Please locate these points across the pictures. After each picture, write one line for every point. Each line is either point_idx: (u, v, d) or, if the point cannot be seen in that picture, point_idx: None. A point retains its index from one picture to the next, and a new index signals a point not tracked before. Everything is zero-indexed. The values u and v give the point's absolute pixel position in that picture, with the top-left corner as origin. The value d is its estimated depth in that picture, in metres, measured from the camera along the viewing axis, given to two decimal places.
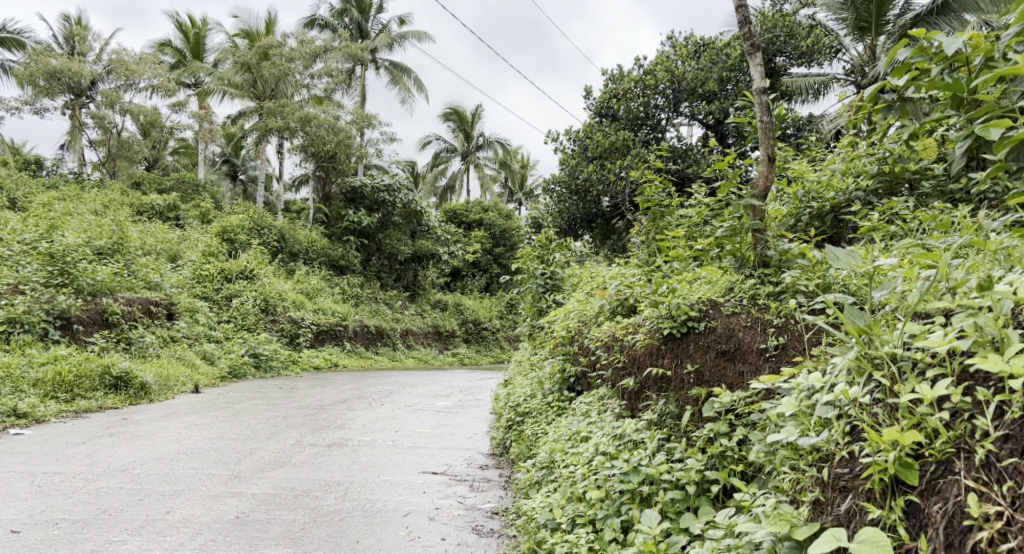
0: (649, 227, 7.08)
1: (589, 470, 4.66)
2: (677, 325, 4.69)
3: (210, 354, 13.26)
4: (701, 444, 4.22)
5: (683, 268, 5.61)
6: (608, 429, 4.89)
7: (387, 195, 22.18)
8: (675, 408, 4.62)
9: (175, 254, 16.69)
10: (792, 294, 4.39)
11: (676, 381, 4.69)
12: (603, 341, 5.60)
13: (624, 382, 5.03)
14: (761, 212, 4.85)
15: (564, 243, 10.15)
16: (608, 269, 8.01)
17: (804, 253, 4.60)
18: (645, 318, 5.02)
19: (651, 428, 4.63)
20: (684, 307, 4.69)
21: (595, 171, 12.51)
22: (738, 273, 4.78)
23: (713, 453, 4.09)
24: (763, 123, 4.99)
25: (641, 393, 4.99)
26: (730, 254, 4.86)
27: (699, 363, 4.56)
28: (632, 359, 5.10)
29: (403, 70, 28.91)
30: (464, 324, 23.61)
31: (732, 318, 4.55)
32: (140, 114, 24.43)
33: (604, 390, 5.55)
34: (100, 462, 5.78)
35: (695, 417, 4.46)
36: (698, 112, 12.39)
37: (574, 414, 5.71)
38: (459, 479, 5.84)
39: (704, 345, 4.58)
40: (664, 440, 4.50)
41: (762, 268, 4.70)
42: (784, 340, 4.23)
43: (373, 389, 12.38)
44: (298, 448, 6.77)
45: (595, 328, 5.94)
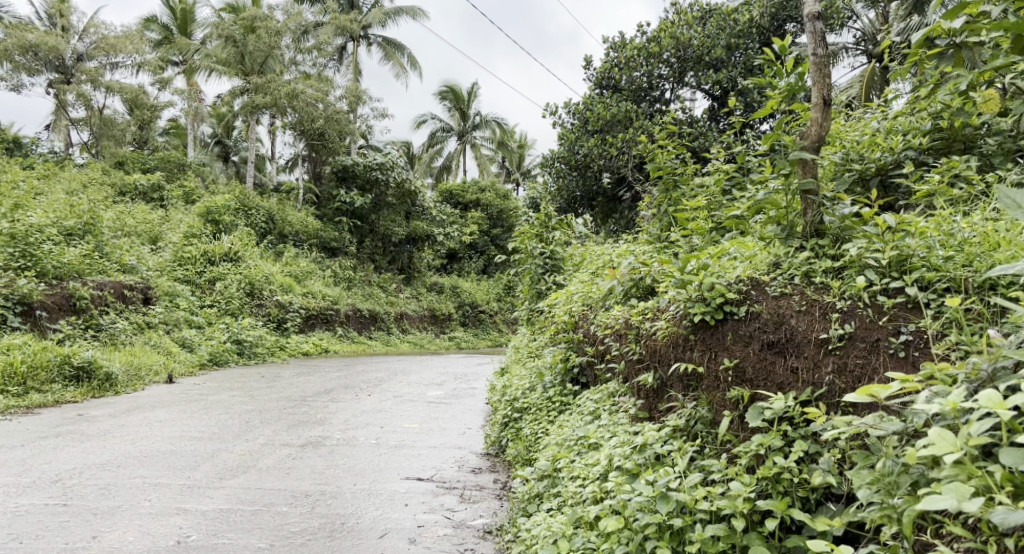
0: (663, 199, 6.30)
1: (600, 491, 3.93)
2: (711, 310, 3.93)
3: (188, 341, 12.52)
4: (747, 462, 3.56)
5: (705, 243, 4.97)
6: (623, 435, 4.14)
7: (380, 174, 21.30)
8: (708, 413, 3.90)
9: (156, 235, 15.89)
10: (857, 271, 3.76)
11: (710, 379, 3.96)
12: (613, 329, 4.84)
13: (642, 377, 4.29)
14: (813, 167, 4.09)
15: (565, 221, 9.33)
16: (615, 246, 7.22)
17: (866, 218, 3.93)
18: (666, 298, 4.28)
19: (677, 436, 3.92)
20: (721, 288, 3.90)
21: (596, 144, 11.68)
22: (786, 245, 4.08)
23: (765, 475, 3.44)
24: (817, 57, 4.21)
25: (663, 390, 4.25)
26: (774, 222, 4.16)
27: (740, 358, 3.86)
28: (651, 352, 4.32)
29: (396, 45, 27.97)
30: (461, 307, 22.90)
31: (779, 300, 3.86)
32: (122, 91, 23.55)
33: (615, 385, 4.81)
34: (30, 473, 5.06)
35: (735, 426, 3.78)
36: (705, 82, 11.49)
37: (576, 414, 4.96)
38: (448, 487, 5.08)
39: (746, 334, 3.88)
40: (697, 454, 3.79)
41: (816, 238, 3.99)
42: (851, 329, 3.63)
43: (362, 377, 11.62)
44: (267, 450, 6.01)
45: (604, 312, 5.21)
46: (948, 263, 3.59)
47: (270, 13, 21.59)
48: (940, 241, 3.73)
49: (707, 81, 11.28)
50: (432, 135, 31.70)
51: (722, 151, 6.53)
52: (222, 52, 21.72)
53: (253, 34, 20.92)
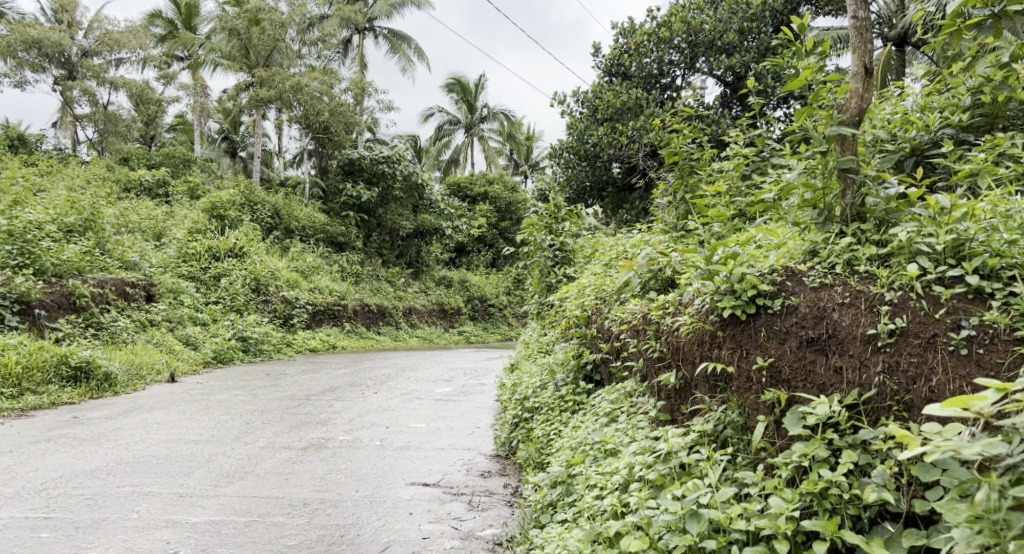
0: (679, 186, 6.01)
1: (620, 504, 3.73)
2: (742, 303, 3.70)
3: (193, 338, 12.28)
4: (788, 475, 3.39)
5: (726, 234, 4.69)
6: (643, 441, 3.96)
7: (387, 167, 20.96)
8: (738, 417, 3.67)
9: (161, 231, 15.67)
10: (907, 258, 3.58)
11: (741, 380, 3.69)
12: (630, 324, 4.59)
13: (663, 377, 4.06)
14: (853, 144, 3.87)
15: (575, 211, 9.01)
16: (629, 236, 6.91)
17: (914, 198, 3.74)
18: (691, 289, 4.04)
19: (705, 443, 3.73)
20: (753, 279, 3.69)
21: (606, 133, 11.37)
22: (824, 231, 3.86)
23: (810, 490, 3.27)
24: (860, 21, 3.97)
25: (687, 391, 4.00)
26: (809, 205, 3.93)
27: (776, 356, 3.61)
28: (674, 350, 4.06)
29: (402, 37, 27.64)
30: (470, 301, 22.63)
31: (819, 292, 3.64)
32: (126, 86, 23.33)
33: (632, 383, 4.57)
34: (14, 482, 4.81)
35: (770, 432, 3.56)
36: (717, 67, 11.10)
37: (589, 416, 4.73)
38: (455, 493, 4.78)
39: (781, 330, 3.64)
40: (728, 463, 3.60)
41: (857, 223, 3.79)
42: (904, 323, 3.42)
43: (370, 373, 11.35)
44: (267, 453, 5.74)
45: (620, 306, 4.95)
46: (1012, 248, 3.42)
47: (274, 5, 21.27)
48: (997, 222, 3.58)
49: (720, 66, 10.89)
50: (439, 128, 31.40)
51: (740, 137, 6.22)
52: (226, 46, 21.43)
53: (257, 26, 20.61)
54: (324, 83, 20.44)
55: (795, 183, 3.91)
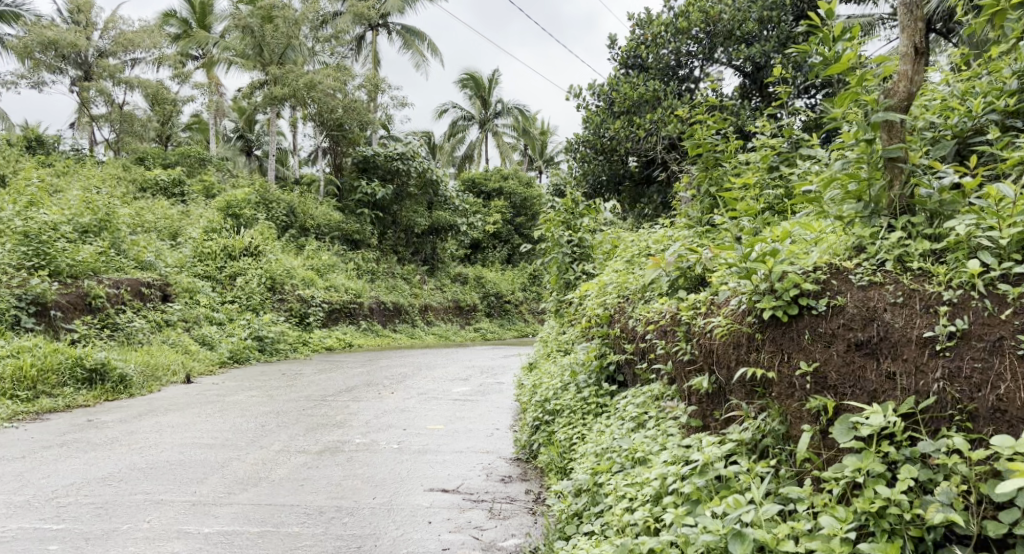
0: (703, 178, 5.83)
1: (653, 519, 3.60)
2: (783, 304, 3.57)
3: (209, 338, 12.18)
4: (841, 492, 3.26)
5: (756, 230, 4.53)
6: (674, 451, 3.85)
7: (401, 163, 20.77)
8: (779, 426, 3.57)
9: (176, 231, 15.61)
10: (967, 254, 3.43)
11: (782, 386, 3.57)
12: (657, 325, 4.46)
13: (696, 382, 3.95)
14: (901, 131, 3.69)
15: (593, 206, 8.81)
16: (650, 232, 6.72)
17: (970, 188, 3.58)
18: (727, 289, 3.91)
19: (744, 453, 3.64)
20: (796, 278, 3.55)
21: (623, 127, 11.14)
22: (872, 224, 3.71)
23: (865, 509, 3.13)
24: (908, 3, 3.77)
25: (722, 397, 3.89)
26: (853, 197, 3.76)
27: (821, 361, 3.48)
28: (707, 353, 3.94)
29: (415, 33, 27.49)
30: (486, 297, 22.47)
31: (867, 291, 3.50)
32: (140, 85, 23.31)
33: (659, 386, 4.47)
34: (25, 490, 4.69)
35: (816, 442, 3.44)
36: (736, 57, 10.82)
37: (615, 421, 4.58)
38: (475, 500, 4.62)
39: (826, 332, 3.51)
40: (771, 476, 3.50)
41: (907, 216, 3.64)
42: (966, 325, 3.27)
43: (386, 373, 11.21)
44: (282, 458, 5.60)
45: (645, 305, 4.81)
46: None
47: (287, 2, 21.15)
48: None
49: (738, 56, 10.59)
50: (454, 124, 31.23)
51: (767, 127, 6.00)
52: (240, 44, 21.34)
53: (270, 24, 20.49)
54: (337, 80, 20.30)
55: (838, 173, 3.75)
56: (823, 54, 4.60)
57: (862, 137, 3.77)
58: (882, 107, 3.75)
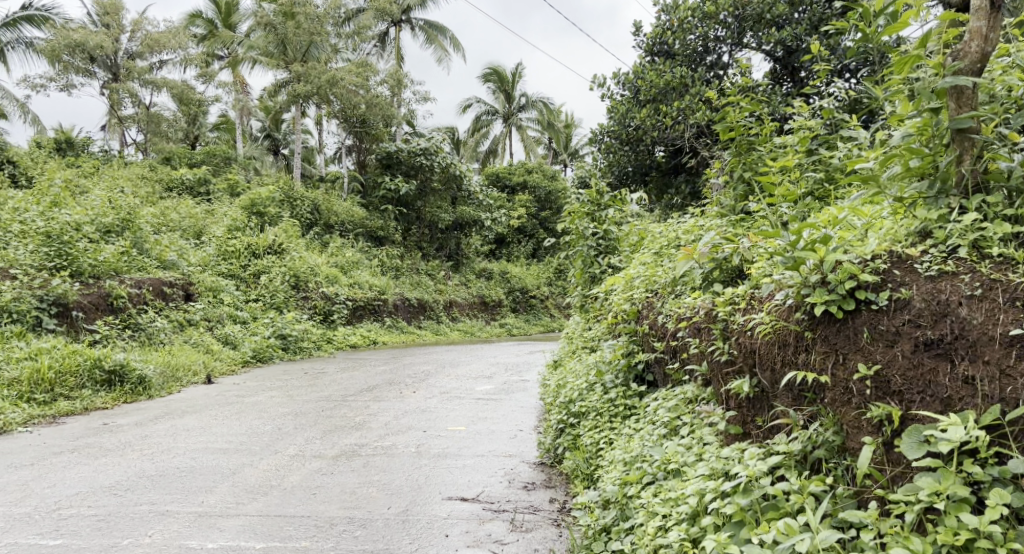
0: (736, 164, 5.56)
1: (691, 540, 3.34)
2: (837, 298, 3.29)
3: (232, 337, 12.03)
4: (915, 517, 2.97)
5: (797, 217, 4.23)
6: (712, 463, 3.58)
7: (425, 159, 20.36)
8: (836, 436, 3.28)
9: (200, 230, 15.51)
10: None
11: (838, 390, 3.29)
12: (692, 322, 4.18)
13: (736, 385, 3.68)
14: (970, 99, 3.35)
15: (619, 197, 8.48)
16: (679, 222, 6.38)
17: None
18: (770, 281, 3.64)
19: (793, 467, 3.35)
20: (852, 268, 3.26)
21: (649, 115, 10.77)
22: (938, 206, 3.39)
23: (946, 538, 2.85)
24: None
25: (764, 400, 3.63)
26: (915, 175, 3.45)
27: (883, 363, 3.19)
28: (749, 353, 3.68)
29: (438, 28, 27.25)
30: (512, 293, 22.22)
31: (936, 283, 3.19)
32: (165, 85, 23.31)
33: (692, 388, 4.19)
34: (27, 501, 4.50)
35: (879, 457, 3.15)
36: (765, 42, 10.39)
37: (645, 427, 4.30)
38: (497, 510, 4.36)
39: (889, 330, 3.22)
40: (827, 492, 3.21)
41: (979, 197, 3.32)
42: None
43: (409, 371, 10.99)
44: (296, 464, 5.39)
45: (677, 300, 4.53)
46: None
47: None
48: None
49: (768, 41, 10.16)
50: (478, 119, 30.97)
51: (802, 110, 5.66)
52: (264, 41, 21.21)
53: (292, 20, 20.34)
54: (360, 76, 20.09)
55: (899, 148, 3.44)
56: (863, 30, 4.27)
57: (925, 108, 3.45)
58: (950, 71, 3.39)
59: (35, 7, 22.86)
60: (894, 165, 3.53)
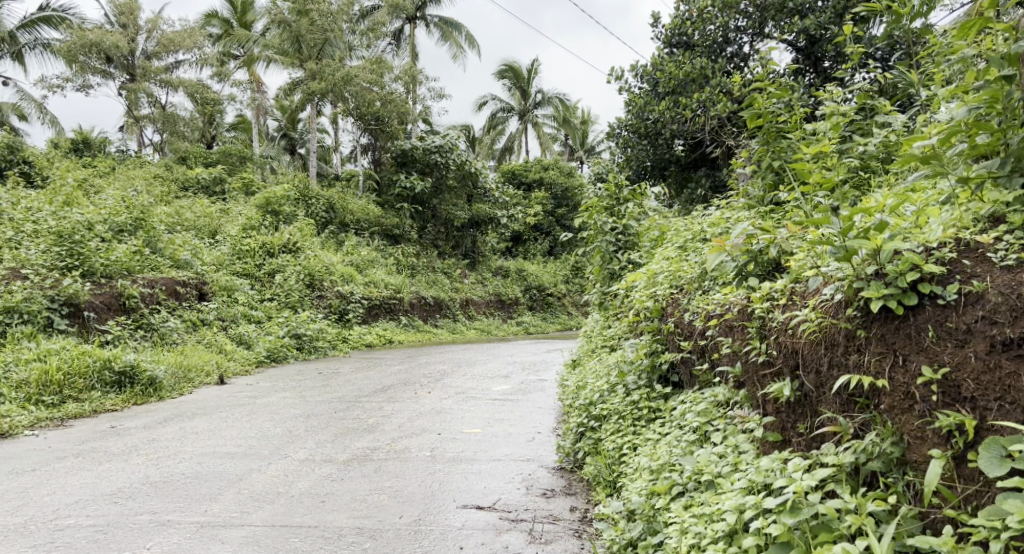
0: (763, 153, 5.35)
1: None
2: (895, 293, 3.11)
3: (246, 337, 11.86)
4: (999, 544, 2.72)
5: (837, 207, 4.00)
6: (751, 476, 3.36)
7: (440, 156, 20.10)
8: (895, 448, 3.06)
9: (215, 229, 15.39)
10: None
11: (898, 397, 3.08)
12: (724, 320, 3.98)
13: (775, 389, 3.49)
14: None
15: (639, 191, 8.19)
16: (704, 215, 6.11)
17: None
18: (817, 274, 3.46)
19: (846, 483, 3.12)
20: (914, 260, 3.08)
21: (668, 108, 10.47)
22: (1009, 187, 3.17)
23: None
24: None
25: (807, 405, 3.42)
26: (984, 153, 3.22)
27: (952, 365, 2.98)
28: (794, 352, 3.48)
29: (454, 24, 27.03)
30: (528, 291, 21.99)
31: (1010, 276, 2.99)
32: (181, 85, 23.23)
33: (723, 391, 3.98)
34: (24, 510, 4.31)
35: (949, 473, 2.93)
36: (786, 32, 10.06)
37: (673, 437, 4.06)
38: (514, 520, 4.12)
39: (958, 329, 3.01)
40: (886, 514, 2.97)
41: None
42: None
43: (424, 370, 10.77)
44: (305, 470, 5.18)
45: (707, 295, 4.32)
46: None
47: None
48: None
49: (789, 31, 9.82)
50: (493, 116, 30.74)
51: (832, 95, 5.43)
52: (278, 39, 21.05)
53: (306, 18, 20.18)
54: (375, 72, 19.91)
55: (966, 122, 3.21)
56: None
57: (996, 77, 3.22)
58: None
59: (52, 8, 22.80)
60: (960, 141, 3.31)
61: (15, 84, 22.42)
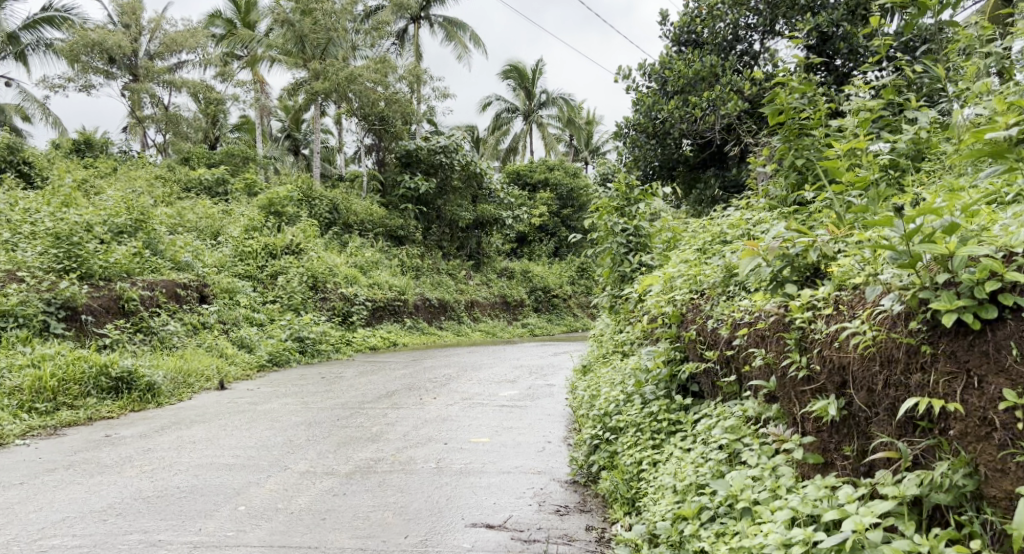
0: (785, 151, 5.13)
1: None
2: (973, 303, 2.89)
3: (248, 340, 11.63)
4: None
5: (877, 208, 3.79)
6: (796, 505, 3.19)
7: (444, 157, 19.85)
8: (970, 480, 2.87)
9: (217, 231, 15.17)
10: None
11: (973, 422, 2.88)
12: (760, 330, 3.76)
13: (819, 407, 3.30)
14: None
15: (650, 190, 7.93)
16: (721, 216, 5.87)
17: None
18: (875, 282, 3.23)
19: (906, 515, 2.96)
20: (994, 266, 2.85)
21: (677, 107, 10.19)
22: None
23: None
24: None
25: (863, 427, 3.22)
26: None
27: None
28: (846, 367, 3.27)
29: (458, 24, 26.81)
30: (534, 292, 21.74)
31: None
32: (184, 85, 23.02)
33: (754, 406, 3.79)
34: (7, 528, 4.08)
35: None
36: (798, 30, 9.79)
37: (699, 456, 3.82)
38: (527, 541, 3.94)
39: None
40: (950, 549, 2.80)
41: None
42: None
43: (430, 374, 10.54)
44: (305, 484, 4.95)
45: (735, 301, 4.10)
46: None
47: None
48: None
49: (802, 28, 9.51)
50: (498, 117, 30.51)
51: (856, 89, 5.24)
52: (281, 39, 20.84)
53: (309, 16, 19.94)
54: (378, 71, 19.68)
55: None
56: None
57: None
58: None
59: (54, 8, 22.61)
60: None
61: (17, 84, 22.25)
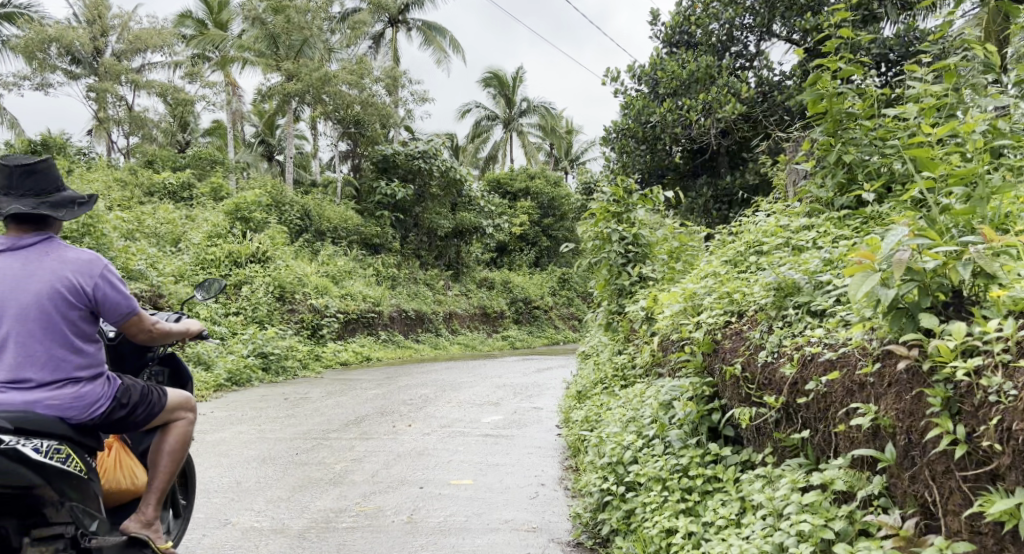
0: (829, 146, 4.31)
1: None
2: None
3: (205, 357, 10.57)
4: None
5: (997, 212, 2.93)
6: None
7: (423, 163, 18.86)
8: None
9: (178, 237, 14.13)
10: None
11: None
12: (882, 377, 2.75)
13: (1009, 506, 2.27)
14: None
15: (651, 195, 7.01)
16: (744, 223, 5.03)
17: None
18: None
19: None
20: None
21: (671, 110, 9.31)
22: None
23: None
24: None
25: None
26: None
27: None
28: None
29: (437, 27, 25.91)
30: (514, 303, 20.94)
31: None
32: (149, 85, 21.85)
33: (841, 476, 2.88)
34: None
35: None
36: (797, 30, 8.99)
37: (765, 540, 2.93)
38: None
39: None
40: None
41: None
42: None
43: (405, 395, 9.56)
44: (244, 547, 3.98)
45: (808, 334, 3.21)
46: None
47: None
48: None
49: (805, 27, 8.72)
50: (477, 124, 29.65)
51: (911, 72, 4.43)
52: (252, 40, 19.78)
53: (282, 15, 18.81)
54: (352, 72, 18.71)
55: None
56: None
57: None
58: None
59: (12, 4, 21.40)
60: None
61: None
